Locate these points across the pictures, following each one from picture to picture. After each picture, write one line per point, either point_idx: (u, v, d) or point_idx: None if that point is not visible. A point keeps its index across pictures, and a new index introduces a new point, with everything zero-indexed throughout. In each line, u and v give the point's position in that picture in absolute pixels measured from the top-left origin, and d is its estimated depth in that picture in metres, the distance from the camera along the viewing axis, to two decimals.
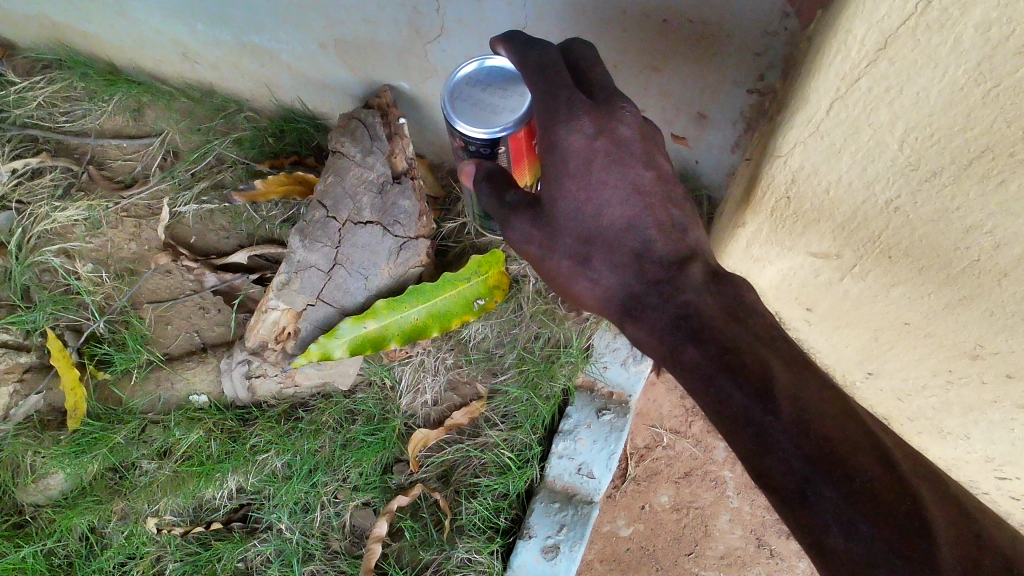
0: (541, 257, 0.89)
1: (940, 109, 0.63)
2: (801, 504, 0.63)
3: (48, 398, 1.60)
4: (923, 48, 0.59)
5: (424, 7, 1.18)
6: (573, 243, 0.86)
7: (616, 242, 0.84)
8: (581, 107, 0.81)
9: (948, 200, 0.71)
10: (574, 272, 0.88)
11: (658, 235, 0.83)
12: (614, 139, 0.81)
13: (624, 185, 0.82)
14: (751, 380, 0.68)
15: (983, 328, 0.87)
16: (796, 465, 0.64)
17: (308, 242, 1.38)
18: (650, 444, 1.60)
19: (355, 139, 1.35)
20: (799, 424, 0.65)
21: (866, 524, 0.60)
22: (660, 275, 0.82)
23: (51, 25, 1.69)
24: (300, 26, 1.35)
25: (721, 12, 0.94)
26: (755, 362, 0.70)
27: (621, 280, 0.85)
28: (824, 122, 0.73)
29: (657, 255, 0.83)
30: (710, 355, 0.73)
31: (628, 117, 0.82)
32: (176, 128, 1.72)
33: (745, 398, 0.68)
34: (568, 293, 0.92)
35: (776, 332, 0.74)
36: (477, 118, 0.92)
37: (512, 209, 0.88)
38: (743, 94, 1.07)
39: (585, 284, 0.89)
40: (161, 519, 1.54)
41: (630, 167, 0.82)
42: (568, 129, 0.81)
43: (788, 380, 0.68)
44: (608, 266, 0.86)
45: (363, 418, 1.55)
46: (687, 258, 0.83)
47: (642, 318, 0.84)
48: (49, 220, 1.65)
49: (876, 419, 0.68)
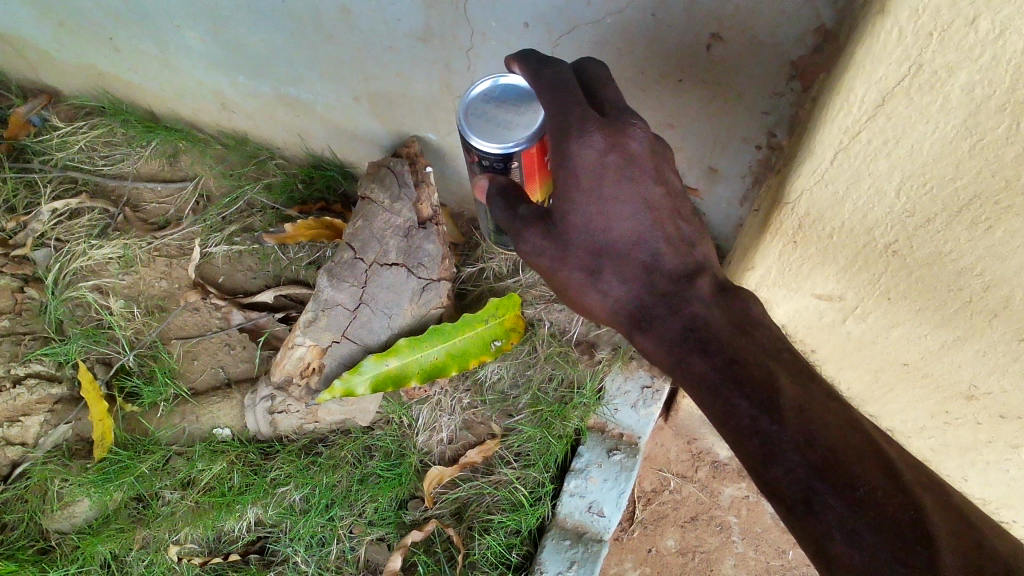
0: (552, 269, 0.93)
1: (932, 160, 0.70)
2: (806, 513, 0.69)
3: (76, 427, 1.64)
4: (916, 105, 0.66)
5: (455, 64, 1.27)
6: (583, 256, 0.91)
7: (627, 256, 0.90)
8: (593, 122, 0.84)
9: (942, 244, 0.78)
10: (585, 285, 0.93)
11: (667, 249, 0.90)
12: (625, 154, 0.86)
13: (635, 200, 0.88)
14: (759, 393, 0.76)
15: (977, 367, 0.94)
16: (800, 475, 0.70)
17: (336, 282, 1.45)
18: (658, 488, 1.66)
19: (384, 187, 1.44)
20: (806, 435, 0.71)
21: (869, 532, 0.65)
22: (669, 289, 0.89)
23: (97, 75, 1.79)
24: (336, 80, 1.44)
25: (733, 72, 1.03)
26: (761, 374, 0.77)
27: (632, 291, 0.91)
28: (829, 171, 0.80)
29: (665, 268, 0.90)
30: (719, 367, 0.81)
31: (639, 134, 0.86)
32: (210, 172, 1.81)
33: (754, 409, 0.75)
34: (578, 306, 0.97)
35: (784, 345, 0.81)
36: (491, 135, 0.97)
37: (524, 221, 0.91)
38: (752, 149, 1.15)
39: (595, 296, 0.93)
40: (182, 547, 1.58)
41: (641, 182, 0.88)
42: (579, 142, 0.84)
43: (793, 393, 0.75)
44: (619, 279, 0.91)
45: (380, 454, 1.60)
46: (695, 271, 0.90)
47: (651, 330, 0.90)
48: (86, 257, 1.73)
49: (883, 432, 0.74)
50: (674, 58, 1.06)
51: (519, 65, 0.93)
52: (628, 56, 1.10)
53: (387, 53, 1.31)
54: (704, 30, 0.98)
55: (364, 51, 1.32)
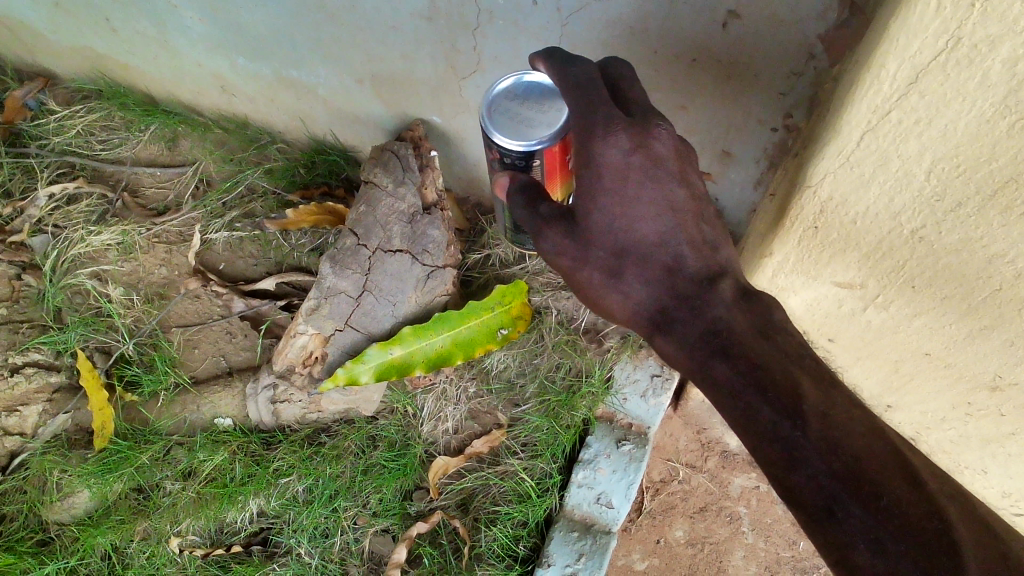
0: (572, 269, 0.90)
1: (967, 141, 0.66)
2: (828, 521, 0.66)
3: (76, 417, 1.62)
4: (953, 82, 0.63)
5: (461, 44, 1.23)
6: (604, 255, 0.88)
7: (650, 257, 0.87)
8: (618, 123, 0.82)
9: (972, 230, 0.75)
10: (604, 285, 0.90)
11: (690, 252, 0.86)
12: (650, 156, 0.83)
13: (659, 203, 0.85)
14: (782, 397, 0.72)
15: (1004, 358, 0.91)
16: (823, 482, 0.67)
17: (338, 269, 1.42)
18: (666, 478, 1.64)
19: (387, 170, 1.40)
20: (828, 441, 0.68)
21: (893, 541, 0.62)
22: (689, 291, 0.85)
23: (92, 58, 1.75)
24: (339, 61, 1.40)
25: (749, 52, 1.00)
26: (783, 379, 0.74)
27: (653, 293, 0.88)
28: (855, 152, 0.75)
29: (687, 271, 0.86)
30: (739, 371, 0.77)
31: (664, 135, 0.84)
32: (210, 157, 1.78)
33: (776, 416, 0.72)
34: (598, 307, 0.94)
35: (803, 349, 0.77)
36: (513, 132, 0.93)
37: (545, 220, 0.89)
38: (768, 131, 1.12)
39: (615, 296, 0.90)
40: (184, 539, 1.55)
41: (666, 183, 0.85)
42: (605, 143, 0.82)
43: (817, 397, 0.71)
44: (641, 280, 0.88)
45: (385, 445, 1.58)
46: (718, 274, 0.86)
47: (671, 333, 0.86)
48: (84, 244, 1.69)
49: (904, 440, 0.71)
50: (690, 38, 1.02)
51: (544, 63, 0.91)
52: (641, 36, 1.06)
53: (390, 33, 1.27)
54: (720, 7, 0.95)
55: (367, 31, 1.29)
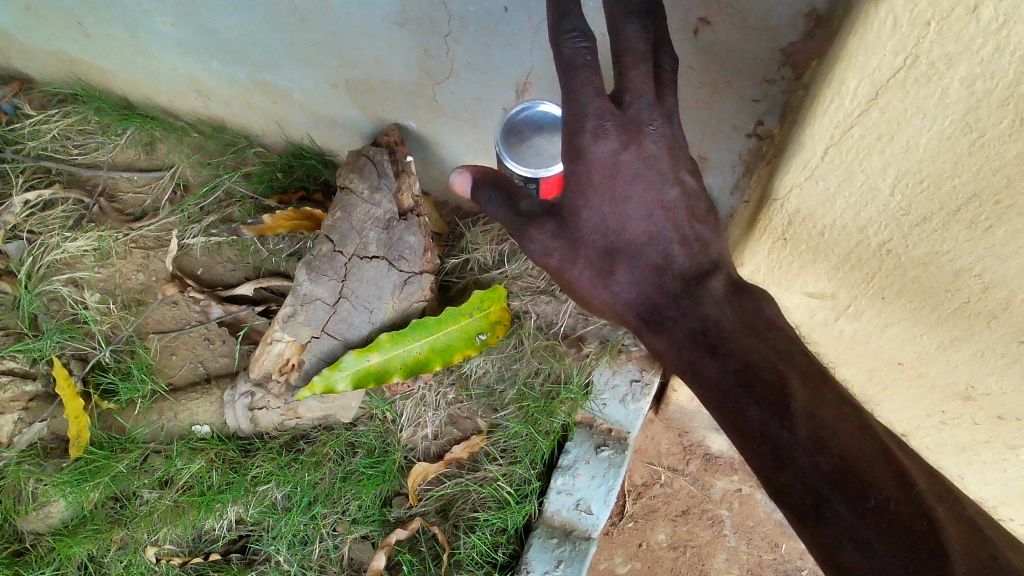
0: (562, 269, 0.92)
1: (929, 156, 0.65)
2: (815, 522, 0.64)
3: (52, 425, 1.61)
4: (912, 99, 0.62)
5: (434, 49, 1.22)
6: (594, 255, 0.89)
7: (639, 255, 0.88)
8: (609, 118, 0.83)
9: (939, 244, 0.74)
10: (595, 285, 0.91)
11: (680, 251, 0.86)
12: (639, 153, 0.84)
13: (647, 199, 0.86)
14: (768, 396, 0.70)
15: (976, 368, 0.90)
16: (812, 481, 0.65)
17: (314, 276, 1.41)
18: (648, 482, 1.63)
19: (363, 176, 1.37)
20: (817, 440, 0.66)
21: (879, 544, 0.61)
22: (679, 289, 0.85)
23: (66, 62, 1.72)
24: (313, 65, 1.39)
25: (720, 59, 0.99)
26: (772, 377, 0.71)
27: (642, 293, 0.88)
28: (820, 165, 0.74)
29: (676, 270, 0.86)
30: (727, 369, 0.75)
31: (656, 132, 0.84)
32: (187, 161, 1.76)
33: (763, 414, 0.70)
34: (585, 303, 0.95)
35: (794, 345, 0.75)
36: (521, 160, 1.06)
37: (534, 218, 0.91)
38: (743, 138, 1.11)
39: (605, 296, 0.91)
40: (160, 548, 1.56)
41: (656, 180, 0.85)
42: (595, 140, 0.83)
43: (805, 397, 0.69)
44: (629, 279, 0.88)
45: (364, 451, 1.57)
46: (707, 272, 0.85)
47: (660, 331, 0.85)
48: (59, 250, 1.67)
49: (892, 437, 0.68)
50: None
51: None
52: None
53: (363, 38, 1.26)
54: (691, 13, 0.94)
55: (340, 35, 1.27)
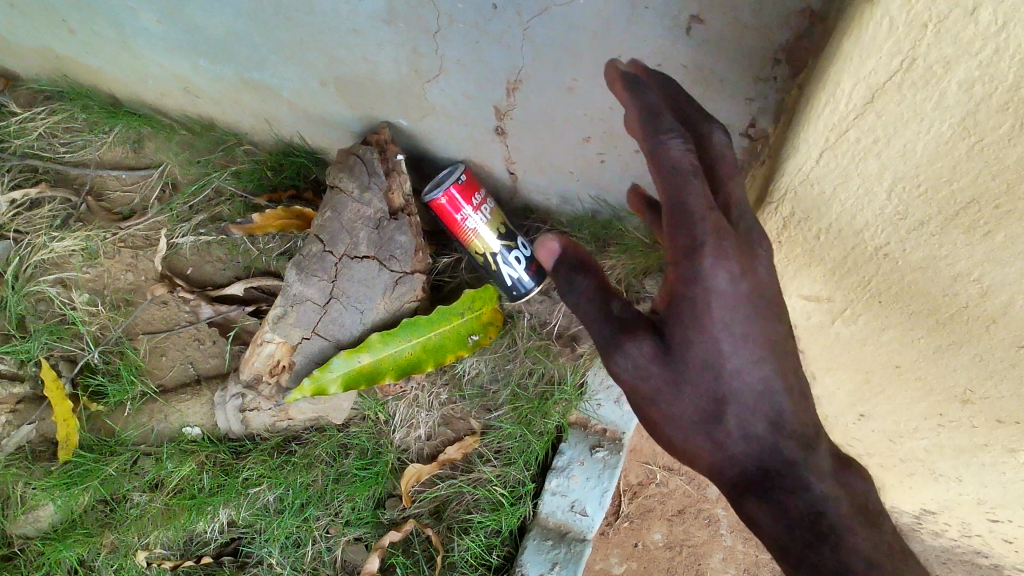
0: (654, 403, 0.83)
1: (927, 160, 0.63)
2: None
3: (41, 427, 1.58)
4: (909, 102, 0.60)
5: (423, 47, 1.20)
6: (701, 403, 0.82)
7: (751, 407, 0.82)
8: (730, 242, 0.75)
9: (936, 248, 0.72)
10: (693, 431, 0.83)
11: (790, 402, 0.82)
12: (753, 284, 0.78)
13: (748, 329, 0.79)
14: (833, 540, 0.77)
15: (975, 373, 0.89)
16: None
17: (304, 276, 1.38)
18: (644, 482, 1.60)
19: (352, 175, 1.35)
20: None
21: None
22: (793, 453, 0.82)
23: (52, 59, 1.69)
24: (300, 63, 1.37)
25: (713, 57, 0.97)
26: (819, 516, 0.79)
27: (749, 449, 0.83)
28: (816, 169, 0.72)
29: (789, 429, 0.82)
30: (787, 520, 0.80)
31: (765, 264, 0.78)
32: (176, 159, 1.74)
33: (831, 555, 0.76)
34: (666, 444, 0.87)
35: (852, 513, 0.81)
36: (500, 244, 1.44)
37: (626, 335, 0.81)
38: (736, 136, 1.09)
39: (700, 442, 0.84)
40: (151, 552, 1.54)
41: (766, 319, 0.80)
42: (716, 267, 0.75)
43: (864, 546, 0.77)
44: (738, 428, 0.82)
45: (356, 452, 1.55)
46: (811, 438, 0.83)
47: (743, 498, 0.83)
48: (47, 250, 1.65)
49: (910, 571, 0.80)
50: (653, 43, 1.00)
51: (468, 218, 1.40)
52: (603, 40, 1.03)
53: (350, 35, 1.23)
54: (683, 11, 0.92)
55: (326, 33, 1.25)
